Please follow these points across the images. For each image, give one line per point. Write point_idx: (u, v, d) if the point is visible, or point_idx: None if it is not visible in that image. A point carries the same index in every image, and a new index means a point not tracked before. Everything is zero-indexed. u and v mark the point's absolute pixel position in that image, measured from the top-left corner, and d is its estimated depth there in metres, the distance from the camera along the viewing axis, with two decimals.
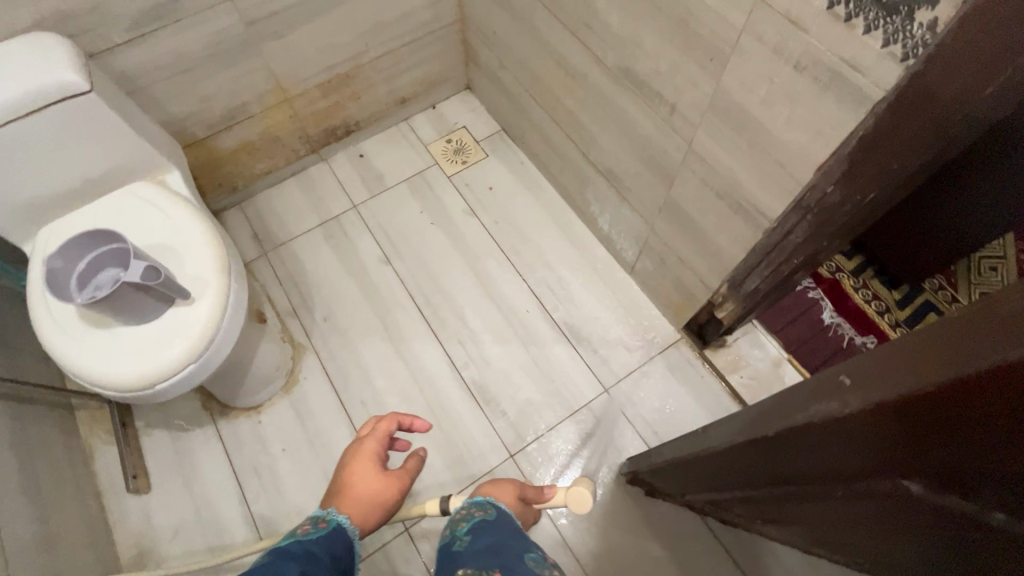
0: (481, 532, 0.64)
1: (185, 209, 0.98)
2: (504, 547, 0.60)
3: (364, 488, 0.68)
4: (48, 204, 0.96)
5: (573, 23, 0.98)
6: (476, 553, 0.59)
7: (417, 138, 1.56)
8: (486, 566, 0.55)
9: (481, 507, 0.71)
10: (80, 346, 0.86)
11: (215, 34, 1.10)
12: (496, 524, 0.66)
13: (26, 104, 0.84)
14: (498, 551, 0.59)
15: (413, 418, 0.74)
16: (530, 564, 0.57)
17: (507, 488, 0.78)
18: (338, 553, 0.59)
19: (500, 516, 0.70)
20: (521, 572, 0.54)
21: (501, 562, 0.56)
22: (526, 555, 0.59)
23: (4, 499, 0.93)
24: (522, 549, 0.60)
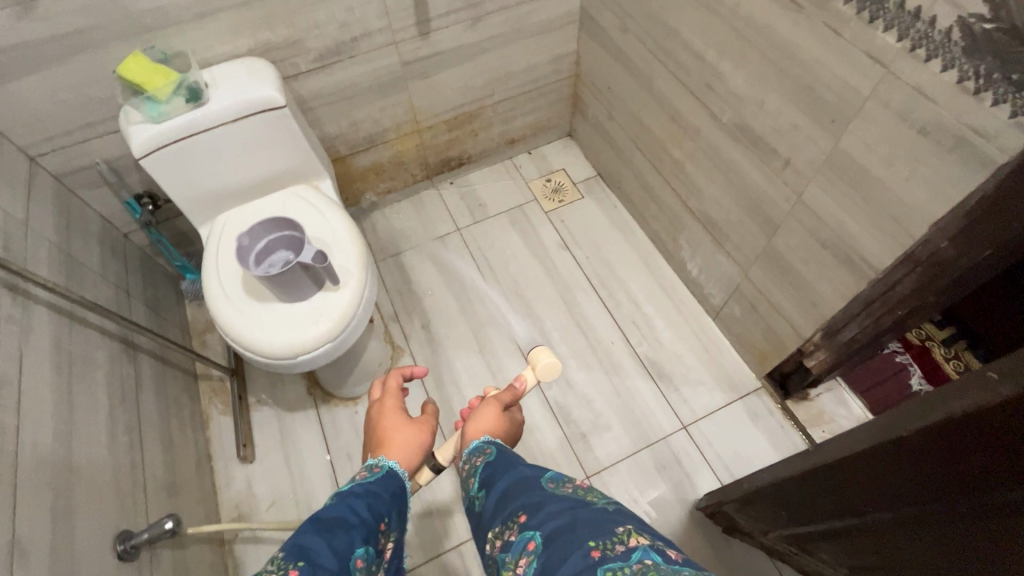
0: (492, 479, 0.59)
1: (339, 212, 1.13)
2: (521, 481, 0.56)
3: (398, 432, 0.74)
4: (229, 194, 1.13)
5: (694, 83, 1.10)
6: (497, 504, 0.55)
7: (520, 175, 1.71)
8: (510, 514, 0.52)
9: (479, 451, 0.65)
10: (236, 311, 1.00)
11: (376, 70, 1.29)
12: (507, 464, 0.61)
13: (237, 111, 1.02)
14: (517, 492, 0.54)
15: (412, 367, 0.85)
16: (550, 488, 0.53)
17: (487, 414, 0.72)
18: (395, 489, 0.66)
19: (498, 449, 0.64)
20: (544, 501, 0.51)
21: (522, 502, 0.52)
22: (543, 479, 0.55)
23: (148, 442, 1.07)
24: (538, 476, 0.56)
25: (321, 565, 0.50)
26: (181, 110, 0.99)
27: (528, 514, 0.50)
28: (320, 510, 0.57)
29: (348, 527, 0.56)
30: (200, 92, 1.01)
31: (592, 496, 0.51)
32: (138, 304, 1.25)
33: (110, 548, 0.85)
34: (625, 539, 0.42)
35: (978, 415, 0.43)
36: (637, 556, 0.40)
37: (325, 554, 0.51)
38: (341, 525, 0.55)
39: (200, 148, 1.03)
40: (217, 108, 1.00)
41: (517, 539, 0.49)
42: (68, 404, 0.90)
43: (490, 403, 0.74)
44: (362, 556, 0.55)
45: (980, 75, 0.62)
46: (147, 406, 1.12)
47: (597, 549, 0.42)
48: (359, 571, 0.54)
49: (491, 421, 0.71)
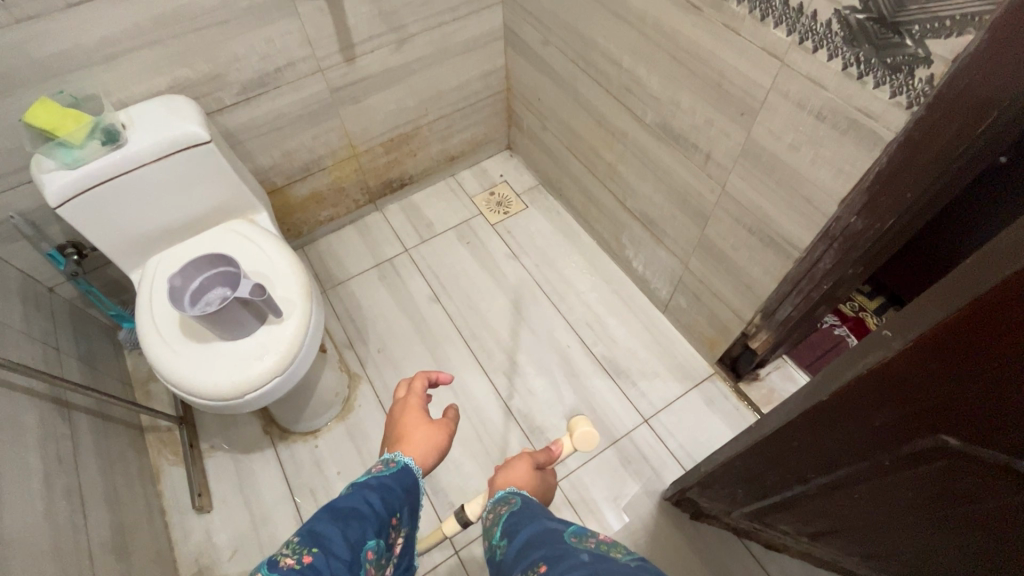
0: (515, 527, 0.57)
1: (277, 243, 1.11)
2: (544, 532, 0.53)
3: (421, 437, 0.73)
4: (158, 236, 1.10)
5: (615, 88, 1.15)
6: (519, 553, 0.52)
7: (463, 191, 1.72)
8: (530, 564, 0.49)
9: (504, 500, 0.64)
10: (178, 359, 0.96)
11: (304, 98, 1.28)
12: (533, 515, 0.59)
13: (159, 150, 0.99)
14: (539, 542, 0.51)
15: (440, 370, 0.82)
16: (573, 541, 0.50)
17: (520, 469, 0.71)
18: (408, 486, 0.66)
19: (524, 501, 0.63)
20: (566, 553, 0.47)
21: (543, 553, 0.49)
22: (567, 532, 0.52)
23: (90, 504, 1.01)
24: (564, 527, 0.53)
25: (335, 553, 0.52)
26: (100, 152, 0.96)
27: (550, 565, 0.47)
28: (338, 499, 0.58)
29: (361, 518, 0.57)
30: (116, 133, 0.97)
31: (620, 553, 0.47)
32: (70, 359, 1.19)
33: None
34: None
35: (881, 370, 0.46)
36: None
37: (338, 542, 0.53)
38: (355, 516, 0.57)
39: (124, 191, 1.00)
40: (139, 146, 0.97)
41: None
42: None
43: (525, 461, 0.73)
44: (373, 547, 0.56)
45: (860, 61, 0.68)
46: (86, 466, 1.05)
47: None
48: (369, 562, 0.55)
49: (522, 475, 0.70)
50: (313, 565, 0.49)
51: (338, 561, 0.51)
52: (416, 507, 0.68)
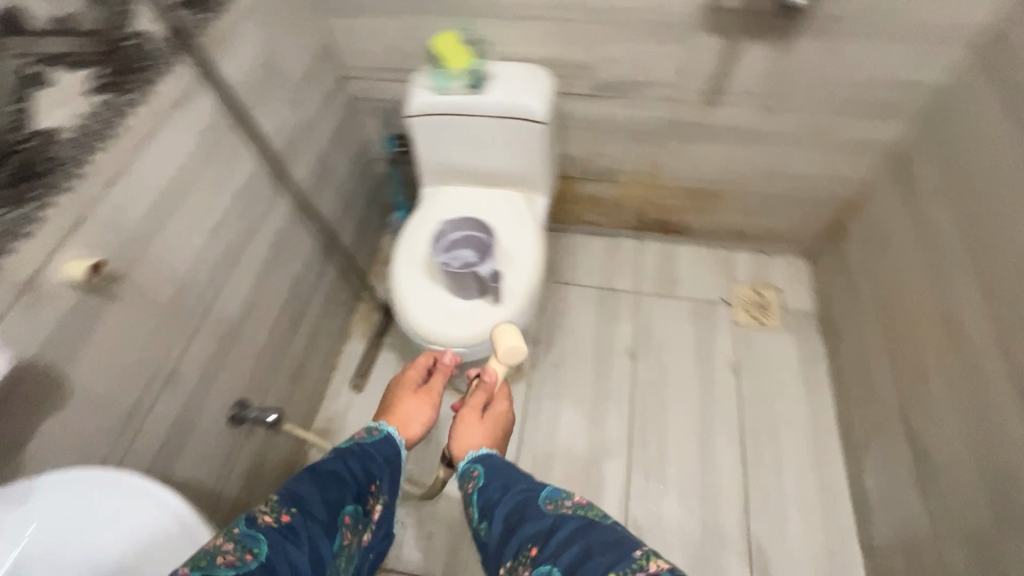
0: (490, 507, 0.63)
1: (534, 238, 1.13)
2: (519, 508, 0.60)
3: (409, 408, 0.79)
4: (457, 174, 1.21)
5: (1002, 300, 0.85)
6: (504, 538, 0.59)
7: (729, 271, 1.54)
8: (519, 548, 0.56)
9: (468, 475, 0.68)
10: (410, 285, 1.05)
11: (643, 117, 1.25)
12: (502, 482, 0.65)
13: (500, 109, 1.07)
14: (518, 521, 0.59)
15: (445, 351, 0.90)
16: (548, 509, 0.58)
17: (420, 417, 0.79)
18: (389, 456, 0.71)
19: (483, 471, 0.68)
20: (553, 527, 0.55)
21: (529, 532, 0.56)
22: (542, 501, 0.60)
23: (298, 335, 1.23)
24: (532, 494, 0.61)
25: (313, 514, 0.57)
26: (464, 90, 1.08)
27: (539, 547, 0.54)
28: (322, 463, 0.63)
29: (341, 482, 0.62)
30: (480, 82, 1.09)
31: (597, 513, 0.56)
32: (350, 219, 1.43)
33: (227, 413, 0.99)
34: (645, 564, 0.47)
35: None
36: None
37: (316, 505, 0.58)
38: (335, 481, 0.62)
39: (457, 127, 1.12)
40: (493, 100, 1.07)
41: (532, 572, 0.52)
42: (260, 283, 1.06)
43: (489, 416, 0.78)
44: (350, 512, 0.61)
45: None
46: (312, 305, 1.28)
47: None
48: (346, 525, 0.60)
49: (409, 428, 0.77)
50: (291, 526, 0.54)
51: (317, 522, 0.56)
52: (398, 476, 0.72)
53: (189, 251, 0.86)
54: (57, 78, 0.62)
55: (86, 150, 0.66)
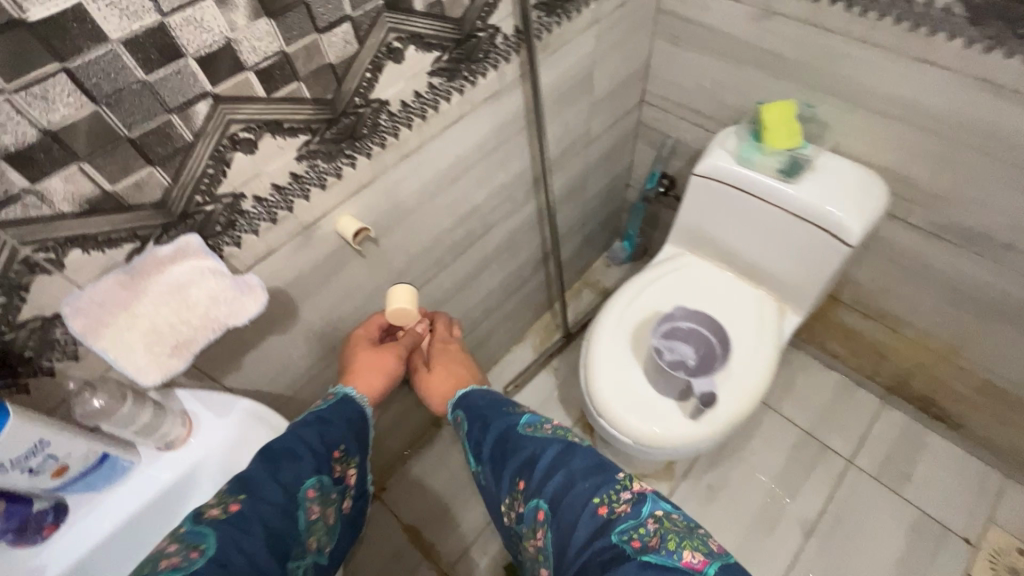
0: (478, 440, 0.60)
1: (768, 365, 0.94)
2: (502, 436, 0.57)
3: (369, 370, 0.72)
4: (711, 248, 1.06)
5: None
6: (496, 470, 0.56)
7: (992, 505, 1.14)
8: (511, 479, 0.53)
9: (455, 419, 0.67)
10: (609, 354, 0.95)
11: (985, 285, 0.93)
12: (485, 417, 0.62)
13: (804, 209, 0.88)
14: (502, 450, 0.56)
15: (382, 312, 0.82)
16: (528, 433, 0.56)
17: (379, 367, 0.72)
18: (350, 417, 0.65)
19: (468, 415, 0.64)
20: (536, 451, 0.53)
21: (515, 464, 0.53)
22: (520, 424, 0.57)
23: (481, 325, 1.23)
24: (513, 424, 0.58)
25: (264, 497, 0.51)
26: (772, 171, 0.91)
27: (526, 479, 0.51)
28: (276, 440, 0.56)
29: (293, 458, 0.55)
30: (795, 168, 0.91)
31: (573, 434, 0.55)
32: (576, 234, 1.37)
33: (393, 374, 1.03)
34: (629, 486, 0.47)
35: None
36: (645, 512, 0.45)
37: (268, 485, 0.52)
38: (287, 456, 0.55)
39: (740, 205, 0.96)
40: (802, 195, 0.88)
41: (525, 506, 0.50)
42: (474, 272, 1.06)
43: (437, 361, 0.76)
44: (314, 485, 0.56)
45: None
46: (506, 303, 1.27)
47: (601, 506, 0.46)
48: (313, 499, 0.55)
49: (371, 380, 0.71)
50: (241, 511, 0.49)
51: (272, 500, 0.51)
52: (367, 438, 0.66)
53: (433, 229, 0.87)
54: (409, 56, 0.63)
55: (400, 124, 0.68)
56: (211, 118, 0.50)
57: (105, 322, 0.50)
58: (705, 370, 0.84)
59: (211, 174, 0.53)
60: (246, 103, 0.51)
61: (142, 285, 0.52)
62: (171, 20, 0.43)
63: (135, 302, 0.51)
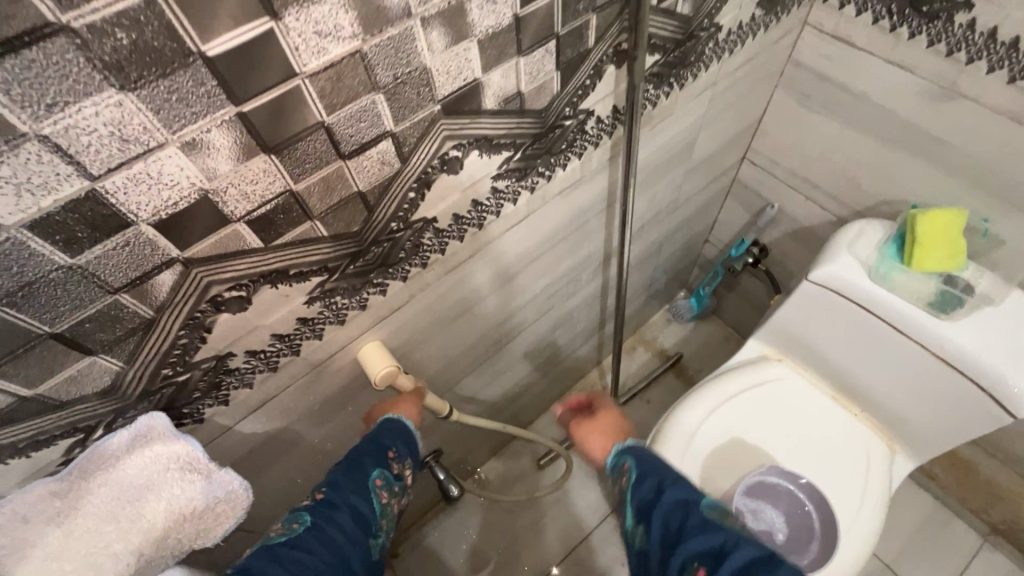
0: (643, 502, 0.50)
1: (862, 542, 0.76)
2: (679, 509, 0.47)
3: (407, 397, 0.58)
4: (807, 358, 0.85)
5: None
6: (665, 548, 0.46)
7: None
8: (683, 566, 0.43)
9: (618, 470, 0.56)
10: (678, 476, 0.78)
11: None
12: (659, 476, 0.51)
13: (959, 356, 0.67)
14: (677, 530, 0.45)
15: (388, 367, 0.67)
16: (715, 516, 0.46)
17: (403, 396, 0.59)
18: (400, 430, 0.54)
19: (638, 464, 0.54)
20: (725, 540, 0.43)
21: (700, 543, 0.43)
22: (705, 504, 0.47)
23: (518, 398, 1.06)
24: (695, 494, 0.48)
25: (338, 488, 0.46)
26: (915, 297, 0.70)
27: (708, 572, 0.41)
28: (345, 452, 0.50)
29: (359, 457, 0.49)
30: (948, 305, 0.70)
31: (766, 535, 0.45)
32: (640, 295, 1.17)
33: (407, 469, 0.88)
34: None
35: None
36: None
37: (345, 486, 0.47)
38: (352, 462, 0.49)
39: (865, 326, 0.75)
40: (958, 341, 0.67)
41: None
42: (514, 358, 0.89)
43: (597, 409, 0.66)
44: (379, 476, 0.49)
45: None
46: (550, 372, 1.09)
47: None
48: (379, 489, 0.48)
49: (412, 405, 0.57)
50: (328, 498, 0.45)
51: (351, 489, 0.47)
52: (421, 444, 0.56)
53: (476, 330, 0.70)
54: (470, 163, 0.46)
55: (449, 237, 0.52)
56: (182, 286, 0.35)
57: (22, 547, 0.35)
58: (796, 553, 0.74)
59: (185, 345, 0.38)
60: (233, 260, 0.36)
61: (85, 495, 0.37)
62: (108, 184, 0.27)
63: (74, 517, 0.36)
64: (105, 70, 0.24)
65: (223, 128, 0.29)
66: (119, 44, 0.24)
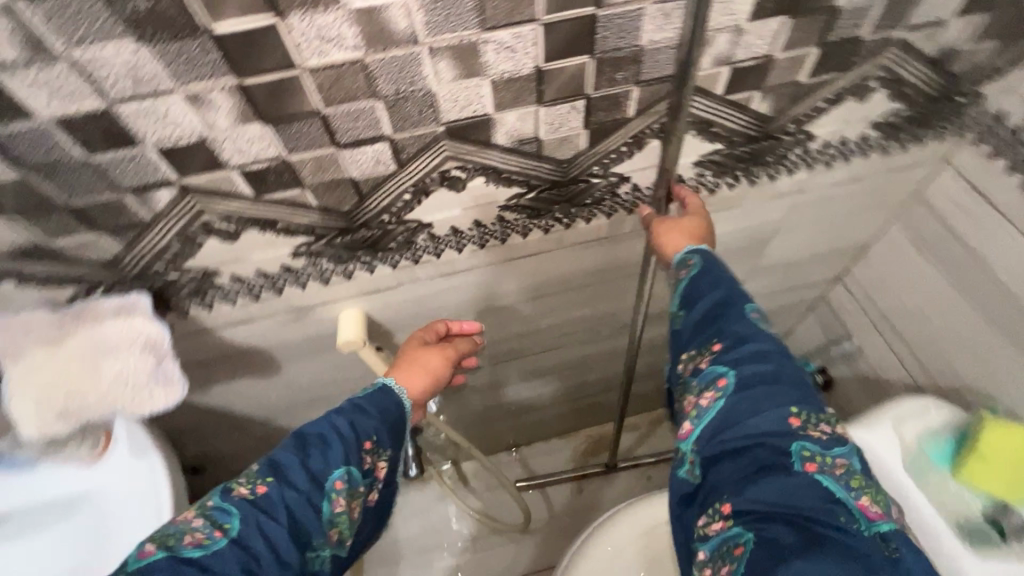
0: (689, 293, 0.46)
1: None
2: (727, 300, 0.44)
3: (419, 366, 0.56)
4: None
5: None
6: (698, 330, 0.44)
7: None
8: (705, 338, 0.44)
9: (682, 261, 0.47)
10: None
11: None
12: (727, 286, 0.45)
13: None
14: (717, 322, 0.44)
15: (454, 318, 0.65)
16: (754, 321, 0.44)
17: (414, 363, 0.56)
18: (385, 407, 0.49)
19: (706, 265, 0.46)
20: (760, 344, 0.42)
21: (730, 330, 0.43)
22: (750, 307, 0.44)
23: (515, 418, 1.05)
24: (739, 296, 0.44)
25: (291, 483, 0.43)
26: (948, 508, 0.58)
27: (726, 348, 0.43)
28: (310, 422, 0.46)
29: (324, 444, 0.45)
30: (985, 536, 0.56)
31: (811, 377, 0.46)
32: None
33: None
34: (830, 424, 0.41)
35: None
36: (837, 451, 0.40)
37: (297, 476, 0.43)
38: (315, 444, 0.45)
39: None
40: None
41: (706, 367, 0.43)
42: (511, 379, 0.89)
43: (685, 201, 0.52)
44: (343, 475, 0.44)
45: None
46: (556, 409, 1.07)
47: (796, 417, 0.40)
48: (339, 492, 0.44)
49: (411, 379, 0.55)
50: (269, 493, 0.42)
51: (300, 489, 0.43)
52: (406, 431, 0.51)
53: None
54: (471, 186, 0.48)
55: (445, 246, 0.54)
56: (177, 204, 0.41)
57: (13, 352, 0.44)
58: None
59: (176, 250, 0.45)
60: (223, 198, 0.42)
61: (71, 332, 0.45)
62: (121, 108, 0.34)
63: (56, 344, 0.45)
64: (126, 24, 0.30)
65: (223, 92, 0.34)
66: (139, 7, 0.29)
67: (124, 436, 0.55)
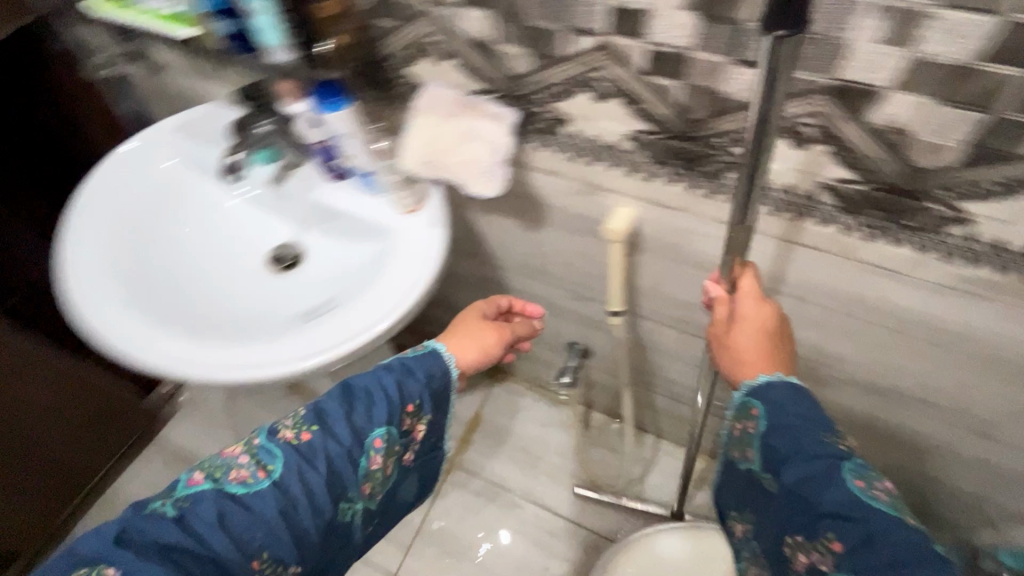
0: (778, 460, 0.48)
1: None
2: (817, 467, 0.45)
3: (473, 338, 0.65)
4: None
5: None
6: (797, 510, 0.45)
7: None
8: (813, 531, 0.44)
9: (746, 409, 0.53)
10: None
11: None
12: (797, 428, 0.48)
13: None
14: (813, 497, 0.45)
15: (523, 301, 0.75)
16: (853, 484, 0.44)
17: (473, 335, 0.65)
18: (434, 375, 0.58)
19: (784, 417, 0.49)
20: (871, 520, 0.42)
21: (833, 510, 0.43)
22: (847, 464, 0.45)
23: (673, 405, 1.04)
24: (828, 455, 0.46)
25: (333, 434, 0.51)
26: None
27: (842, 544, 0.42)
28: (359, 377, 0.56)
29: (372, 400, 0.54)
30: None
31: (913, 520, 0.43)
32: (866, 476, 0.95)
33: (556, 336, 1.02)
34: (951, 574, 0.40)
35: None
36: None
37: (342, 426, 0.52)
38: (366, 402, 0.53)
39: None
40: None
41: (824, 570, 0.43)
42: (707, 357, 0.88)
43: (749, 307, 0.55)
44: (382, 436, 0.53)
45: None
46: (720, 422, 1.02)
47: None
48: (376, 450, 0.53)
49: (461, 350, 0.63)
50: (312, 440, 0.51)
51: (348, 441, 0.52)
52: (449, 402, 0.60)
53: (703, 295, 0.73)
54: (812, 147, 0.50)
55: None
56: (596, 54, 0.53)
57: (434, 109, 0.62)
58: None
59: (564, 90, 0.58)
60: (626, 64, 0.52)
61: (469, 117, 0.61)
62: None
63: (458, 118, 0.61)
64: None
65: None
66: None
67: (428, 209, 0.69)
